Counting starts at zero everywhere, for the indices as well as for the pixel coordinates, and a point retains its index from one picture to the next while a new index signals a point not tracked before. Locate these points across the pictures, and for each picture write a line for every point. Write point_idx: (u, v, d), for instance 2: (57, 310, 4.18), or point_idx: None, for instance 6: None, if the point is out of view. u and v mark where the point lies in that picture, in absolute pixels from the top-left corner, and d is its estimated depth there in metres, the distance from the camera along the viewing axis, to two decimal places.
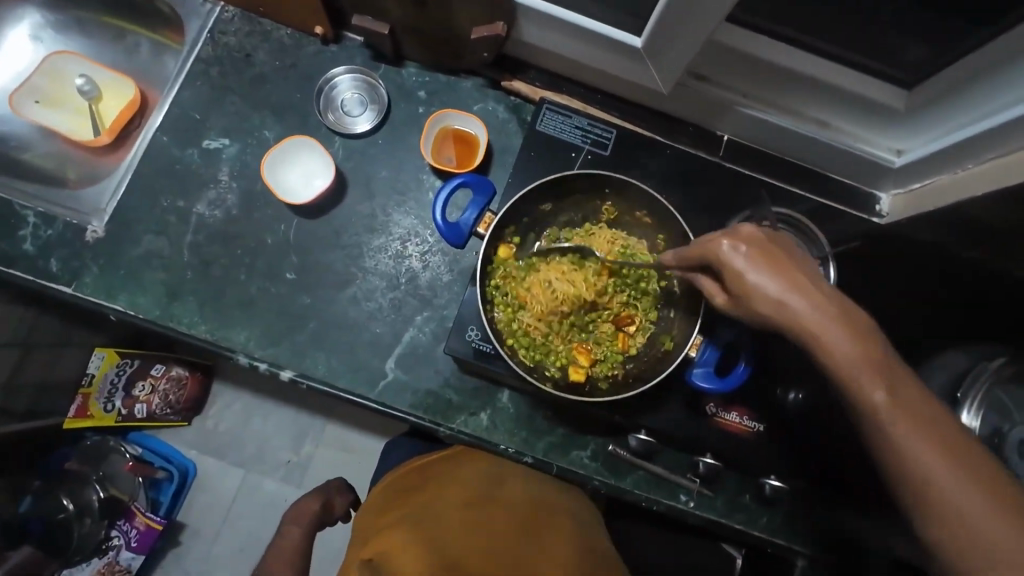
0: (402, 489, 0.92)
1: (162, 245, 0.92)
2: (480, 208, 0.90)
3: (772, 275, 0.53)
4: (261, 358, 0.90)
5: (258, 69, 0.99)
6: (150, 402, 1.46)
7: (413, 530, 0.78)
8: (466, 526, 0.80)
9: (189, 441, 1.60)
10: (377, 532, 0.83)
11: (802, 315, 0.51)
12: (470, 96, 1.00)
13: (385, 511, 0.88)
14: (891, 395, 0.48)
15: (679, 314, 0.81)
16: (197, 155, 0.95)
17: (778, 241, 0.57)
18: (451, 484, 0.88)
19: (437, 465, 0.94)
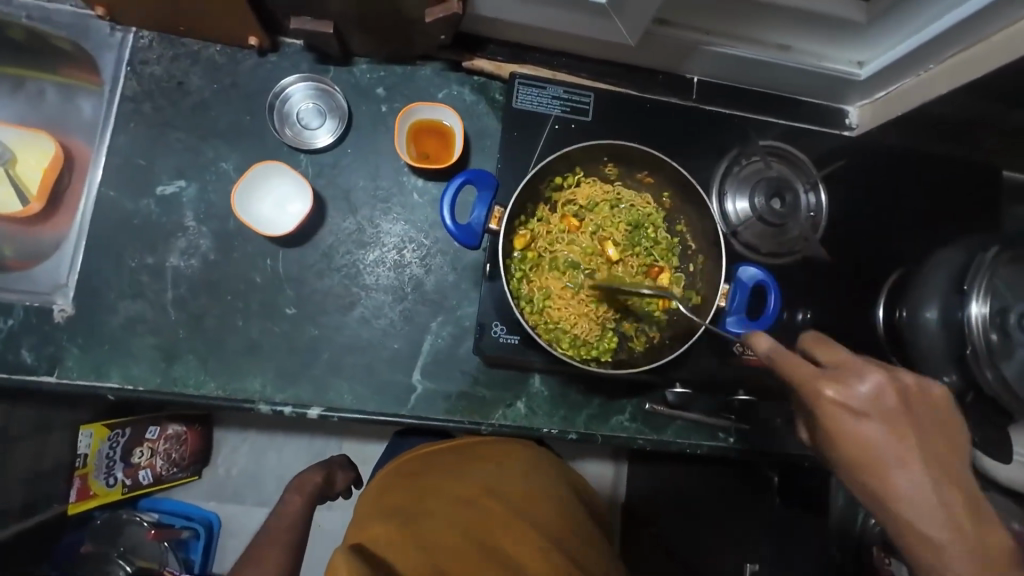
0: (409, 471, 0.89)
1: (143, 309, 0.85)
2: (489, 203, 0.80)
3: (897, 456, 0.58)
4: (282, 402, 0.85)
5: (195, 96, 0.90)
6: (154, 465, 1.40)
7: (422, 523, 0.78)
8: (473, 521, 0.80)
9: (205, 492, 1.55)
10: (380, 512, 0.81)
11: (907, 473, 0.58)
12: (431, 84, 0.95)
13: (391, 490, 0.85)
14: (954, 535, 0.56)
15: (702, 267, 0.79)
16: (153, 204, 0.87)
17: (906, 390, 0.60)
18: (463, 474, 0.86)
19: (448, 453, 0.91)
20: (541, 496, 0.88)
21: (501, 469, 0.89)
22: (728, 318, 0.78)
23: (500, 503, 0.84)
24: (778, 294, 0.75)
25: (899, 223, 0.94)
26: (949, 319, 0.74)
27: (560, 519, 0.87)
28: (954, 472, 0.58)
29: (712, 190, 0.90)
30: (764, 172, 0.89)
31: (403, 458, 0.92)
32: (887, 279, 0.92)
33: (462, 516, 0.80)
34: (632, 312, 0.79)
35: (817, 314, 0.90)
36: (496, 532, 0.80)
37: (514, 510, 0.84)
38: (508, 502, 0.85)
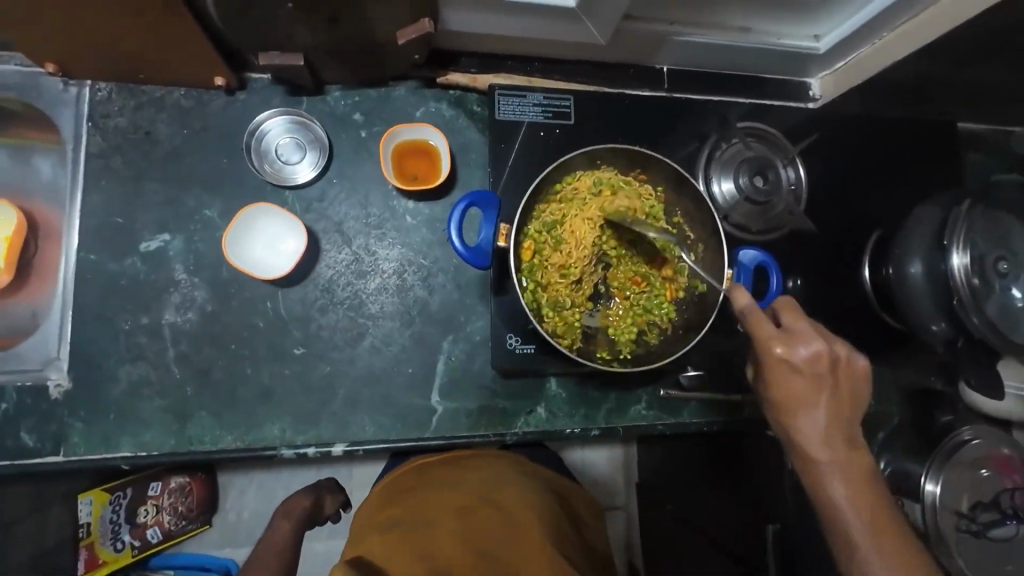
0: (406, 484, 0.85)
1: (146, 371, 0.82)
2: (495, 222, 0.77)
3: (811, 396, 0.67)
4: (305, 444, 0.84)
5: (167, 144, 0.86)
6: (161, 522, 1.33)
7: (415, 532, 0.74)
8: (471, 529, 0.74)
9: (218, 542, 1.43)
10: (377, 528, 0.78)
11: (802, 425, 0.68)
12: (408, 103, 0.94)
13: (389, 505, 0.83)
14: (835, 458, 0.66)
15: (705, 253, 0.80)
16: (139, 262, 0.84)
17: (836, 362, 0.67)
18: (459, 482, 0.82)
19: (446, 464, 0.87)
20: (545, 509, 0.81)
21: (500, 479, 0.84)
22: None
23: (499, 511, 0.77)
24: (780, 276, 0.79)
25: (871, 186, 0.99)
26: (934, 272, 0.80)
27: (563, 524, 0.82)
28: (851, 419, 0.68)
29: (698, 176, 0.92)
30: (744, 152, 0.93)
31: (401, 470, 0.90)
32: (867, 240, 0.97)
33: (457, 523, 0.74)
34: (645, 306, 0.81)
35: (807, 281, 0.95)
36: (495, 542, 0.73)
37: (516, 517, 0.77)
38: (508, 512, 0.78)
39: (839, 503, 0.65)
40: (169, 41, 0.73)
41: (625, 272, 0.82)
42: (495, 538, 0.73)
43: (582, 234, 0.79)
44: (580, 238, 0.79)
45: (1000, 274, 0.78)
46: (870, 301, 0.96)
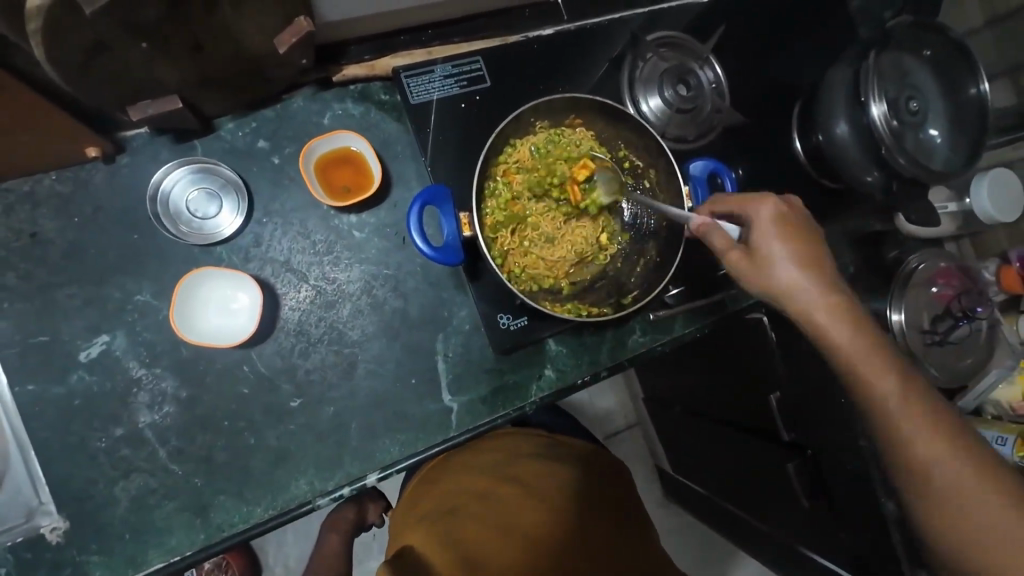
0: (431, 480, 1.07)
1: (143, 480, 0.76)
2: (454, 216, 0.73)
3: (769, 255, 0.73)
4: (338, 487, 0.83)
5: (60, 241, 0.76)
6: None
7: (441, 521, 0.95)
8: (487, 507, 0.97)
9: None
10: (414, 519, 1.01)
11: (840, 283, 0.74)
12: (312, 113, 0.87)
13: (418, 501, 1.05)
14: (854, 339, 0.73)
15: (655, 178, 0.81)
16: (87, 375, 0.75)
17: (785, 215, 0.75)
18: (473, 470, 1.05)
19: (462, 455, 1.10)
20: (545, 476, 1.03)
21: (504, 458, 1.07)
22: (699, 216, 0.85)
23: (506, 485, 1.00)
24: (731, 178, 0.82)
25: (782, 62, 1.02)
26: (858, 127, 0.85)
27: (565, 476, 1.04)
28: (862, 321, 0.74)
29: (626, 101, 0.91)
30: (661, 65, 0.92)
31: (427, 470, 1.11)
32: (792, 113, 1.01)
33: (475, 505, 0.97)
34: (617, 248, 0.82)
35: (749, 169, 0.99)
36: (501, 512, 0.96)
37: (519, 487, 1.00)
38: (512, 484, 1.01)
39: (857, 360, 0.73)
40: (16, 124, 0.62)
41: (586, 217, 0.82)
42: (501, 508, 0.97)
43: (538, 195, 0.80)
44: (541, 196, 0.80)
45: (913, 113, 0.85)
46: (808, 170, 1.01)
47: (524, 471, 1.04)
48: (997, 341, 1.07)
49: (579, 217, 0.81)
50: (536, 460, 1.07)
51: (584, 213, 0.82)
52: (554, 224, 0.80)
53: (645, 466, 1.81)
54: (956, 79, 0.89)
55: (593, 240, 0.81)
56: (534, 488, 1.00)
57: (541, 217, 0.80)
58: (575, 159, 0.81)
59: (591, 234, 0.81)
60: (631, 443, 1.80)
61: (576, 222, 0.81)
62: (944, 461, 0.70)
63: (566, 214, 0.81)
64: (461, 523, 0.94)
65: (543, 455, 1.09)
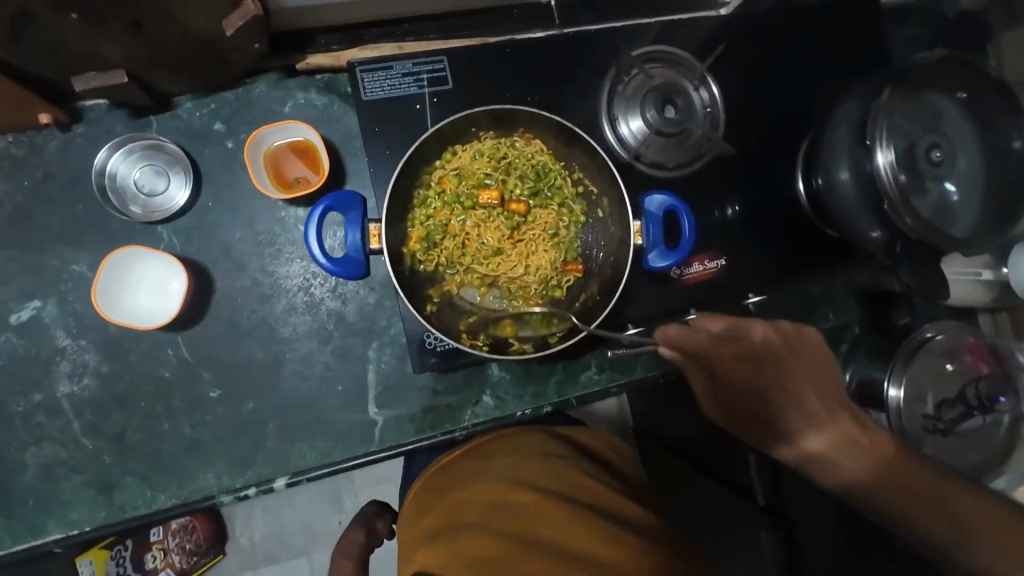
0: (436, 487, 0.83)
1: (54, 449, 0.76)
2: (359, 222, 0.68)
3: (750, 359, 0.69)
4: (245, 486, 0.80)
5: (8, 204, 0.77)
6: (171, 563, 1.39)
7: (467, 541, 0.69)
8: (519, 523, 0.72)
9: (237, 566, 1.50)
10: (420, 541, 0.76)
11: (824, 372, 0.71)
12: (273, 100, 0.84)
13: (418, 519, 0.80)
14: (838, 446, 0.69)
15: (608, 208, 0.73)
16: (14, 338, 0.76)
17: (788, 336, 0.71)
18: (483, 475, 0.80)
19: (462, 458, 0.85)
20: (579, 487, 0.80)
21: (518, 457, 0.83)
22: (649, 255, 0.73)
23: (531, 493, 0.76)
24: (689, 215, 0.71)
25: (794, 90, 0.91)
26: (861, 174, 0.73)
27: (605, 491, 0.82)
28: (843, 425, 0.70)
29: (601, 120, 0.83)
30: (648, 82, 0.83)
31: (419, 477, 0.88)
32: (799, 148, 0.90)
33: (505, 523, 0.72)
34: (560, 280, 0.74)
35: (743, 204, 0.89)
36: (533, 526, 0.72)
37: (551, 499, 0.76)
38: (535, 489, 0.77)
39: (844, 471, 0.69)
40: None
41: (531, 240, 0.74)
42: (530, 521, 0.73)
43: (472, 209, 0.73)
44: (478, 211, 0.73)
45: (934, 164, 0.72)
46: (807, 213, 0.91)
47: (546, 478, 0.80)
48: (1017, 440, 0.92)
49: (521, 242, 0.74)
50: (557, 462, 0.84)
51: (528, 236, 0.74)
52: (485, 248, 0.73)
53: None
54: (996, 125, 0.75)
55: (536, 268, 0.73)
56: (573, 502, 0.77)
57: (470, 236, 0.73)
58: (523, 174, 0.73)
59: (537, 260, 0.74)
60: None
61: (518, 246, 0.74)
62: (933, 530, 0.67)
63: (505, 236, 0.73)
64: (485, 541, 0.69)
65: (556, 454, 0.86)
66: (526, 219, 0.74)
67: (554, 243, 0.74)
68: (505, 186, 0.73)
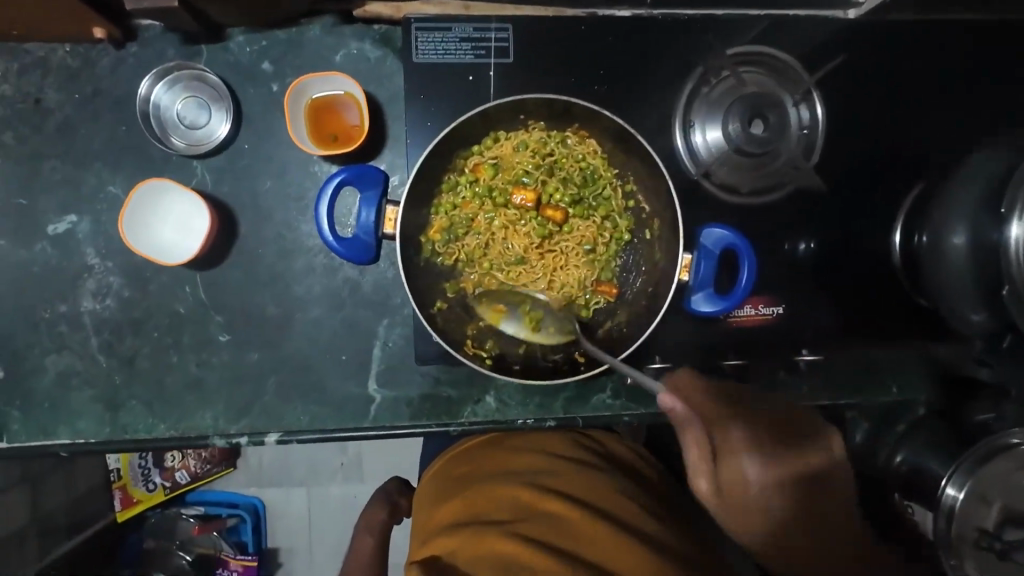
0: (456, 479, 0.84)
1: (72, 360, 0.79)
2: (376, 205, 0.69)
3: (754, 436, 0.62)
4: (238, 434, 0.81)
5: (58, 114, 0.77)
6: (187, 466, 1.42)
7: (482, 539, 0.70)
8: (533, 527, 0.70)
9: (243, 482, 1.51)
10: (436, 531, 0.78)
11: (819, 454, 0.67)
12: (325, 46, 0.79)
13: (435, 508, 0.82)
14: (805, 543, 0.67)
15: (660, 231, 0.66)
16: (49, 248, 0.78)
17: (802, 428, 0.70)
18: (506, 476, 0.79)
19: (492, 449, 0.85)
20: (601, 497, 0.76)
21: (552, 462, 0.81)
22: (694, 296, 0.68)
23: (559, 499, 0.73)
24: (750, 266, 0.64)
25: (916, 124, 0.76)
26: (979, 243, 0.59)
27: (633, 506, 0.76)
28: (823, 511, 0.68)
29: (673, 123, 0.72)
30: (737, 88, 0.71)
31: (440, 466, 0.89)
32: (905, 194, 0.75)
33: (522, 525, 0.71)
34: (587, 300, 0.68)
35: (820, 244, 0.77)
36: (561, 537, 0.69)
37: (569, 506, 0.72)
38: (568, 497, 0.74)
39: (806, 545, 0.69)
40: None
41: (563, 253, 0.69)
42: (557, 532, 0.70)
43: (505, 205, 0.68)
44: (512, 211, 0.68)
45: None
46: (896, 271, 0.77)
47: (583, 490, 0.76)
48: None
49: (551, 253, 0.69)
50: (580, 470, 0.80)
51: (559, 246, 0.69)
52: (510, 251, 0.69)
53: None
54: None
55: (561, 283, 0.69)
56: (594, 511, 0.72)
57: (496, 234, 0.69)
58: (569, 177, 0.68)
59: (567, 276, 0.69)
60: None
61: (547, 255, 0.70)
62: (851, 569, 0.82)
63: (534, 243, 0.69)
64: (510, 543, 0.68)
65: (586, 464, 0.81)
66: (562, 228, 0.69)
67: (586, 259, 0.69)
68: (546, 189, 0.68)
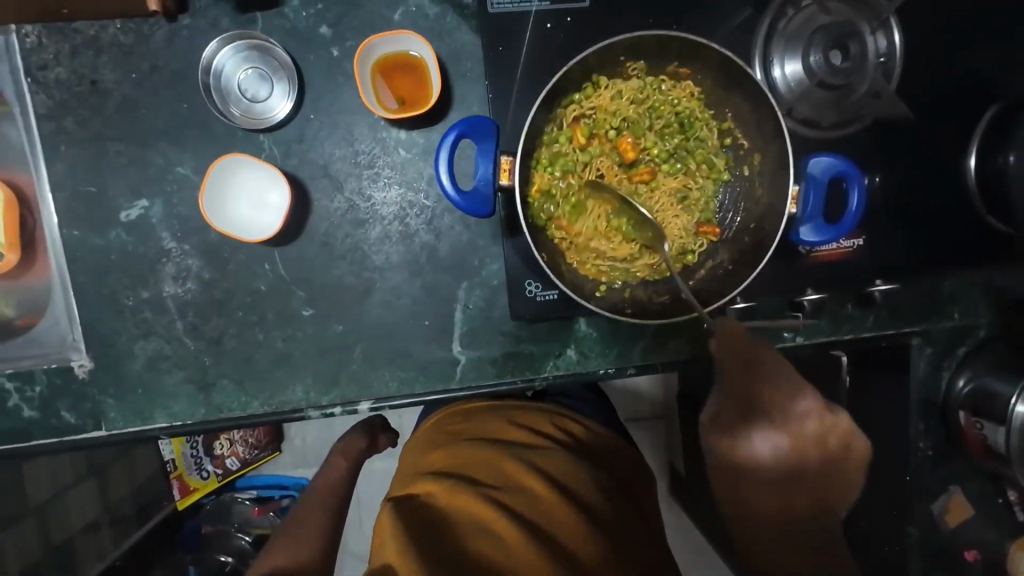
0: (451, 434, 0.89)
1: (159, 344, 0.80)
2: (493, 156, 0.69)
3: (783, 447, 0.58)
4: (330, 404, 0.82)
5: (117, 94, 0.75)
6: (237, 453, 1.43)
7: (461, 491, 0.75)
8: (512, 494, 0.76)
9: (290, 462, 1.51)
10: (421, 472, 0.83)
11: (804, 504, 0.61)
12: (383, 5, 0.77)
13: (428, 453, 0.87)
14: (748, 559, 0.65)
15: (759, 165, 0.72)
16: (124, 234, 0.78)
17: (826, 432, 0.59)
18: (495, 442, 0.85)
19: (491, 415, 0.91)
20: (579, 475, 0.81)
21: (536, 441, 0.86)
22: (802, 227, 0.72)
23: (537, 477, 0.78)
24: (861, 189, 0.69)
25: (985, 47, 0.76)
26: None
27: (600, 487, 0.81)
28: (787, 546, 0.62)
29: (754, 61, 0.73)
30: (813, 20, 0.72)
31: (444, 416, 0.94)
32: (981, 118, 0.77)
33: (502, 493, 0.76)
34: (693, 244, 0.74)
35: (892, 176, 0.78)
36: (535, 512, 0.74)
37: (551, 483, 0.77)
38: (548, 476, 0.79)
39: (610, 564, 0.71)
40: None
41: (668, 197, 0.74)
42: (535, 506, 0.74)
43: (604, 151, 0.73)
44: (613, 162, 0.74)
45: None
46: (970, 196, 0.79)
47: (562, 471, 0.81)
48: None
49: (659, 195, 0.74)
50: (565, 452, 0.85)
51: (662, 192, 0.74)
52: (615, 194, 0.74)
53: (664, 482, 1.55)
54: None
55: (669, 229, 0.74)
56: (568, 491, 0.77)
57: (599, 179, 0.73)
58: (669, 122, 0.73)
59: (672, 226, 0.74)
60: (653, 433, 1.55)
61: (653, 200, 0.74)
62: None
63: (640, 190, 0.74)
64: (485, 505, 0.73)
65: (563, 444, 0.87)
66: (666, 173, 0.74)
67: (685, 204, 0.74)
68: (646, 139, 0.73)
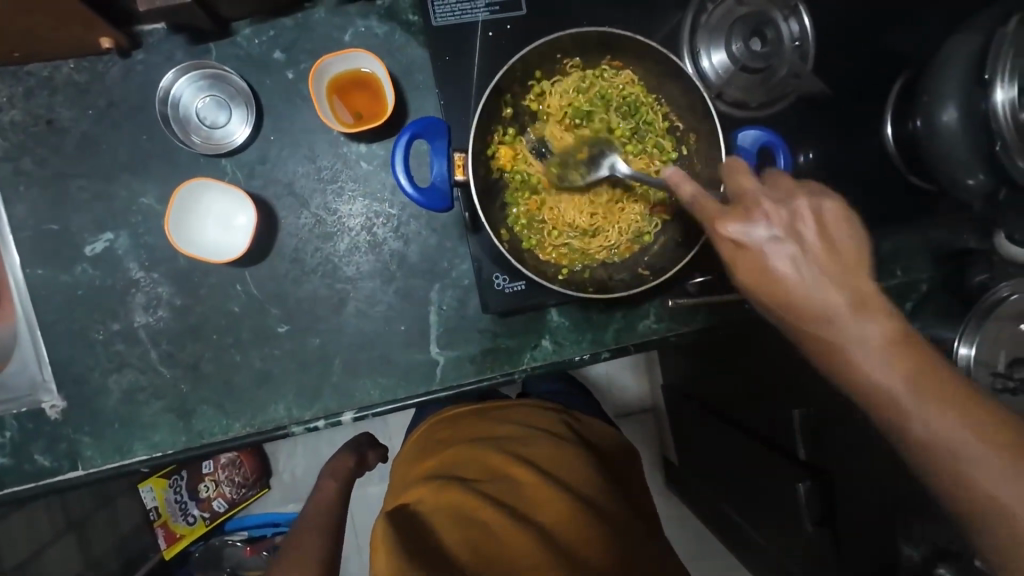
0: (439, 441, 0.90)
1: (134, 375, 0.79)
2: (445, 154, 0.73)
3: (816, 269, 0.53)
4: (314, 418, 0.83)
5: (75, 132, 0.76)
6: (224, 494, 1.38)
7: (453, 488, 0.76)
8: (504, 486, 0.77)
9: (281, 498, 1.48)
10: (414, 479, 0.83)
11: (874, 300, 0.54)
12: (332, 27, 0.80)
13: (419, 460, 0.88)
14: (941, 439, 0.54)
15: (695, 146, 0.77)
16: (91, 268, 0.78)
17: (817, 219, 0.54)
18: (485, 439, 0.86)
19: (476, 416, 0.93)
20: (568, 462, 0.83)
21: (523, 433, 0.88)
22: None
23: (526, 467, 0.80)
24: (785, 155, 0.74)
25: (886, 26, 0.84)
26: (972, 112, 0.68)
27: (591, 471, 0.83)
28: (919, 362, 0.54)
29: (682, 54, 0.79)
30: (731, 13, 0.79)
31: (432, 425, 0.95)
32: (892, 87, 0.84)
33: (495, 485, 0.77)
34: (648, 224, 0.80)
35: (821, 149, 0.85)
36: (528, 501, 0.75)
37: (540, 472, 0.79)
38: (535, 466, 0.81)
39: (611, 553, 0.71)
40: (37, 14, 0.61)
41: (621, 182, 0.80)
42: (527, 496, 0.76)
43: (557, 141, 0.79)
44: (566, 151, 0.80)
45: None
46: (893, 159, 0.86)
47: (548, 458, 0.83)
48: None
49: (612, 180, 0.80)
50: (554, 440, 0.87)
51: (615, 178, 0.80)
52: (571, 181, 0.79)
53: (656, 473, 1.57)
54: None
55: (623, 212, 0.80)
56: (557, 477, 0.79)
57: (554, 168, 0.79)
58: (616, 108, 0.78)
59: (627, 211, 0.80)
60: (640, 425, 1.58)
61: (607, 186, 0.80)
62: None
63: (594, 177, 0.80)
64: (476, 499, 0.73)
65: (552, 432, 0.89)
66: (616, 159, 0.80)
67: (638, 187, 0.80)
68: (592, 131, 0.79)
